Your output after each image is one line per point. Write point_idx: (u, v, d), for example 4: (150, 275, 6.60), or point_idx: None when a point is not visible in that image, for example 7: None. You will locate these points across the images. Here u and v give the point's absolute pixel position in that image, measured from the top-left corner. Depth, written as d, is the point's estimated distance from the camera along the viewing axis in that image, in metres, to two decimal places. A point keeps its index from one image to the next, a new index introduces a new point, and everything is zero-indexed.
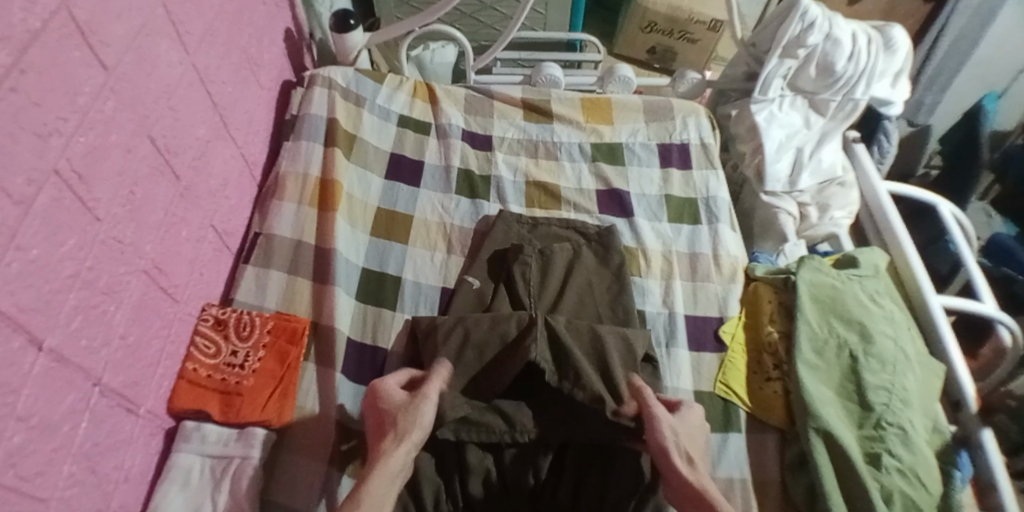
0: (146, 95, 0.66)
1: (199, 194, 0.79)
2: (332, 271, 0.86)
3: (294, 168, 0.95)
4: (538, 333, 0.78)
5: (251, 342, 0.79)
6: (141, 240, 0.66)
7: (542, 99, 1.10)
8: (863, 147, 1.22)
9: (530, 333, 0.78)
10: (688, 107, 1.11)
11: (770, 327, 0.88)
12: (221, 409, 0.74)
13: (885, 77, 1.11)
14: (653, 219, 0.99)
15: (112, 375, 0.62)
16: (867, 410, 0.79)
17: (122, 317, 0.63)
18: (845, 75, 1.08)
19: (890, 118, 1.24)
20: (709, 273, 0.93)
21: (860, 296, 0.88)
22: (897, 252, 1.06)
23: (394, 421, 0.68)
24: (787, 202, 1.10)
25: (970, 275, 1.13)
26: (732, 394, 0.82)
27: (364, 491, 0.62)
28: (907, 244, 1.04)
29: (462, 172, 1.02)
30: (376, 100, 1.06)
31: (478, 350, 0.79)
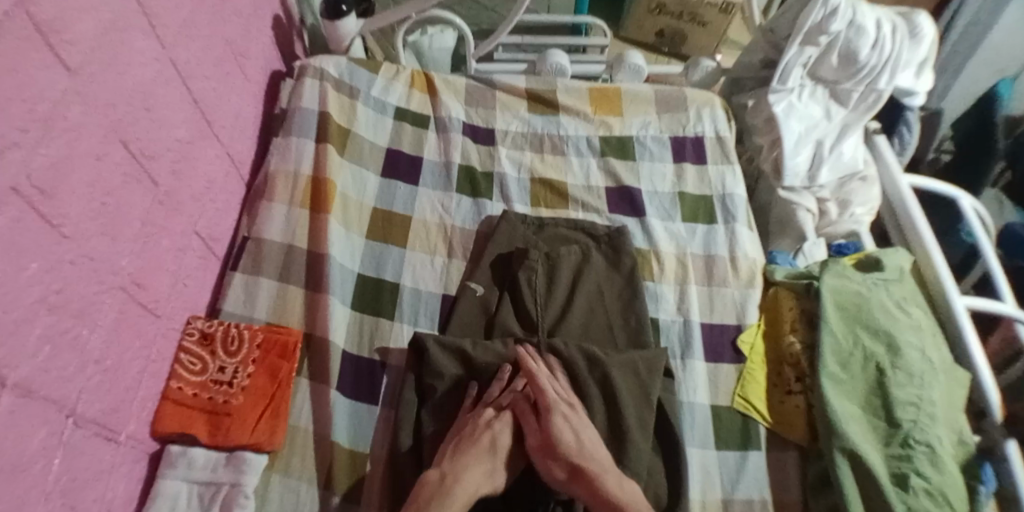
0: (117, 95, 0.60)
1: (182, 198, 0.73)
2: (326, 279, 0.81)
3: (284, 166, 0.89)
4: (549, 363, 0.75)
5: (239, 358, 0.74)
6: (116, 254, 0.61)
7: (547, 89, 1.04)
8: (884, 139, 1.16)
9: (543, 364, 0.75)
10: (702, 97, 1.05)
11: (792, 337, 0.82)
12: (209, 431, 0.69)
13: (909, 67, 1.05)
14: (665, 219, 0.94)
15: (88, 404, 0.57)
16: (893, 427, 0.74)
17: (97, 341, 0.58)
18: (868, 65, 1.01)
19: (912, 108, 1.18)
20: (726, 277, 0.88)
21: (886, 303, 0.83)
22: (921, 250, 1.00)
23: (483, 440, 0.68)
24: (806, 198, 1.04)
25: (989, 267, 1.08)
26: (751, 409, 0.77)
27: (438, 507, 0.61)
28: (931, 242, 0.99)
29: (463, 169, 0.96)
30: (371, 92, 1.00)
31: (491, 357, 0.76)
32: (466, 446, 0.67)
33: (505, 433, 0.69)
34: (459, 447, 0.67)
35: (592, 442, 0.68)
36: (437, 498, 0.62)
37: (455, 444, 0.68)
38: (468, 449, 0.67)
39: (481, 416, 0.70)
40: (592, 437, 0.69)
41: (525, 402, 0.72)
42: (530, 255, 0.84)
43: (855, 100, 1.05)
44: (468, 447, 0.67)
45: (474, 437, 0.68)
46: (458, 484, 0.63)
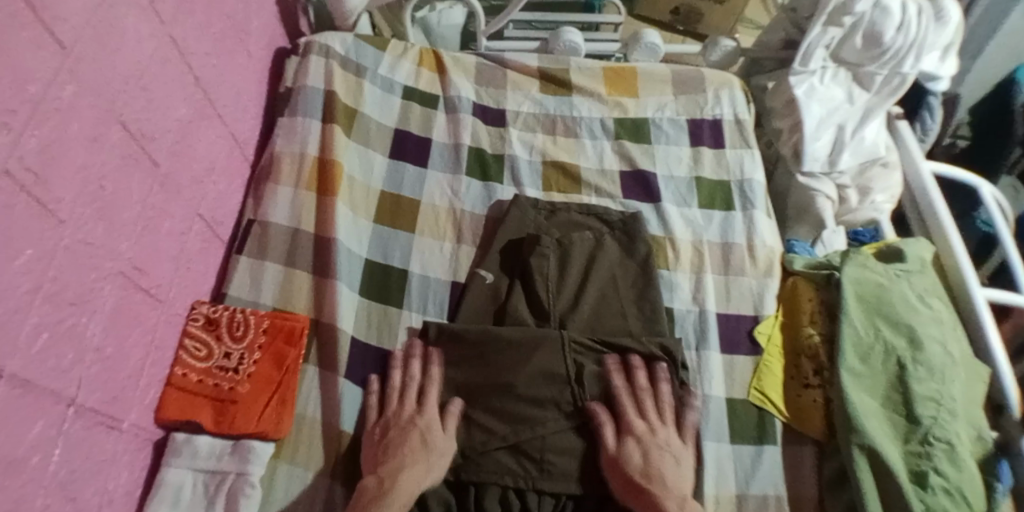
0: (113, 74, 0.58)
1: (183, 181, 0.71)
2: (332, 264, 0.79)
3: (289, 147, 0.87)
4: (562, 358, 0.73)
5: (245, 344, 0.72)
6: (114, 239, 0.59)
7: (560, 69, 1.01)
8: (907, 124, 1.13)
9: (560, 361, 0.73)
10: (721, 79, 1.01)
11: (811, 329, 0.80)
12: (214, 419, 0.68)
13: (933, 51, 1.00)
14: (681, 205, 0.91)
15: (87, 393, 0.56)
16: (913, 423, 0.72)
17: (96, 329, 0.57)
18: (892, 47, 0.96)
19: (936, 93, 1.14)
20: (743, 266, 0.85)
21: (909, 296, 0.80)
22: (941, 241, 0.97)
23: (408, 439, 0.67)
24: (826, 184, 1.01)
25: (1006, 255, 1.05)
26: (768, 403, 0.75)
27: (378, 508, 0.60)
28: (953, 233, 0.96)
29: (473, 151, 0.93)
30: (378, 70, 0.96)
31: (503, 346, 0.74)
32: (391, 449, 0.67)
33: (431, 430, 0.69)
34: (386, 452, 0.67)
35: (660, 463, 0.67)
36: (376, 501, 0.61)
37: (378, 449, 0.68)
38: (396, 453, 0.66)
39: (399, 417, 0.70)
40: (672, 466, 0.68)
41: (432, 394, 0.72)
42: (542, 243, 0.82)
43: (878, 84, 1.01)
44: (398, 446, 0.67)
45: (399, 439, 0.68)
46: (396, 481, 0.63)
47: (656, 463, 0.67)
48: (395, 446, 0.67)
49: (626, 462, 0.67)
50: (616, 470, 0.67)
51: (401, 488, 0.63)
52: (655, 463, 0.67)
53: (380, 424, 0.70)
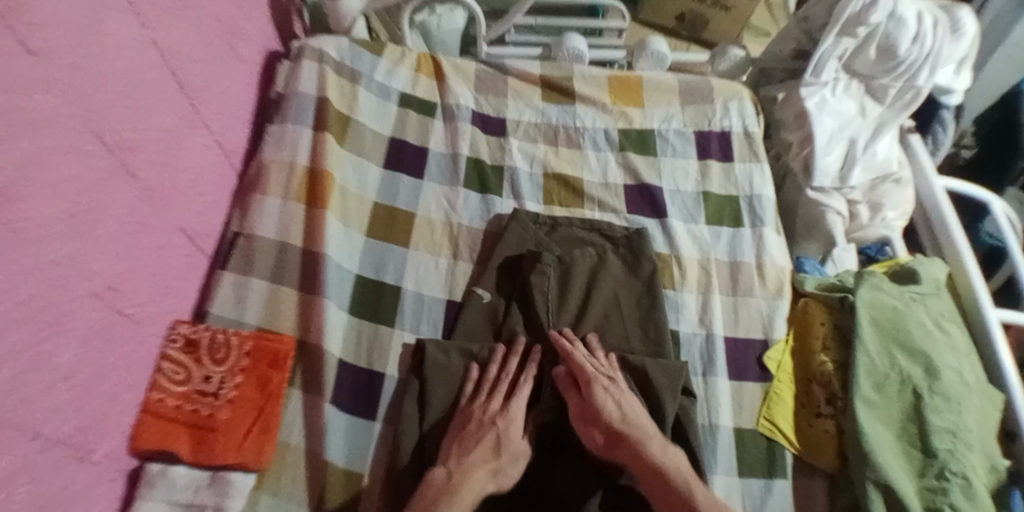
0: (89, 81, 0.54)
1: (166, 192, 0.67)
2: (321, 281, 0.75)
3: (278, 156, 0.82)
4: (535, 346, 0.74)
5: (227, 367, 0.69)
6: (89, 258, 0.55)
7: (563, 77, 0.97)
8: (918, 137, 1.10)
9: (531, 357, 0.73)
10: (730, 89, 0.97)
11: (823, 356, 0.76)
12: (191, 448, 0.64)
13: (948, 64, 0.97)
14: (688, 220, 0.87)
15: (56, 425, 0.52)
16: (928, 456, 0.69)
17: (67, 355, 0.53)
18: (907, 60, 0.94)
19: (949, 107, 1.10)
20: (753, 286, 0.81)
21: (924, 322, 0.77)
22: (954, 260, 0.93)
23: (481, 441, 0.65)
24: (836, 199, 0.97)
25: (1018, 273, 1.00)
26: (778, 433, 0.71)
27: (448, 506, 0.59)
28: (965, 252, 0.92)
29: (471, 161, 0.89)
30: (375, 76, 0.92)
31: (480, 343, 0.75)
32: (468, 442, 0.66)
33: (510, 430, 0.67)
34: (461, 446, 0.65)
35: (636, 415, 0.67)
36: (445, 497, 0.60)
37: (455, 441, 0.66)
38: (471, 451, 0.64)
39: (481, 412, 0.68)
40: (640, 411, 0.68)
41: (524, 391, 0.70)
42: (543, 259, 0.78)
43: (892, 97, 0.98)
44: (472, 445, 0.65)
45: (477, 436, 0.66)
46: (464, 483, 0.61)
47: (623, 403, 0.68)
48: (472, 445, 0.65)
49: (604, 415, 0.66)
50: (587, 417, 0.67)
51: (471, 487, 0.61)
52: (627, 419, 0.66)
53: (462, 420, 0.68)
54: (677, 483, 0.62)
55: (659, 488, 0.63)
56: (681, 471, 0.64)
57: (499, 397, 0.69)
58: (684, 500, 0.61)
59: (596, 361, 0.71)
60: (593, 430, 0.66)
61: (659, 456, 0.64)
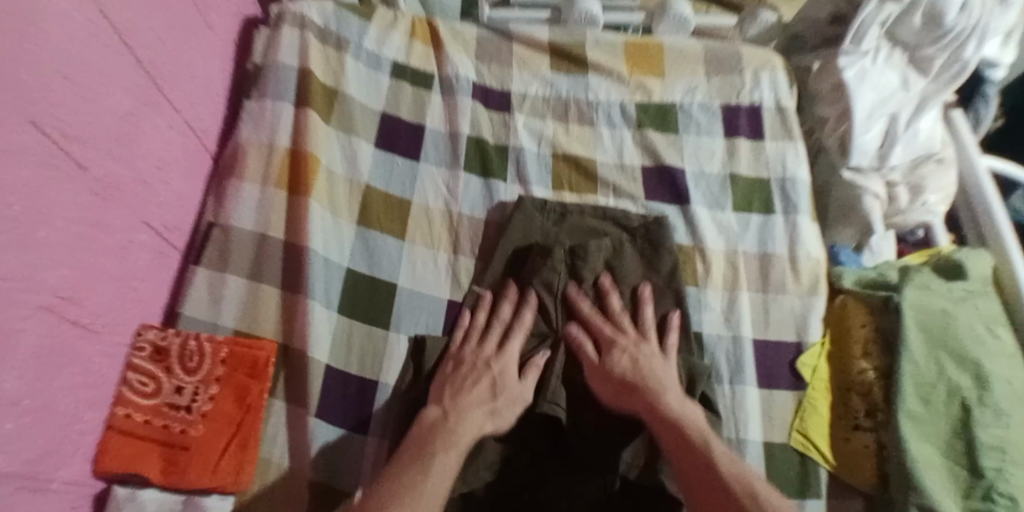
0: (28, 58, 0.44)
1: (125, 183, 0.58)
2: (304, 280, 0.67)
3: (257, 136, 0.74)
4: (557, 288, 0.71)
5: (200, 377, 0.61)
6: (39, 269, 0.47)
7: (574, 43, 0.87)
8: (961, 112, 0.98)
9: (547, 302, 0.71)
10: (760, 58, 0.87)
11: (863, 363, 0.69)
12: (163, 469, 0.58)
13: (993, 36, 0.88)
14: (713, 207, 0.79)
15: (16, 463, 0.44)
16: (974, 475, 0.62)
17: (22, 383, 0.45)
18: (953, 30, 0.83)
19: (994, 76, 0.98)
20: (784, 282, 0.74)
21: (975, 325, 0.69)
22: (998, 248, 0.84)
23: (473, 383, 0.64)
24: (874, 181, 0.88)
25: None
26: (812, 449, 0.66)
27: (443, 445, 0.57)
28: (1010, 240, 0.83)
29: (472, 141, 0.81)
30: (363, 43, 0.82)
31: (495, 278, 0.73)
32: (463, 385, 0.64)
33: (505, 376, 0.66)
34: (454, 385, 0.64)
35: (652, 368, 0.65)
36: (442, 435, 0.59)
37: (448, 382, 0.65)
38: (467, 391, 0.63)
39: (475, 356, 0.67)
40: (662, 364, 0.66)
41: (519, 335, 0.69)
42: (553, 255, 0.71)
43: (938, 68, 0.87)
44: (466, 385, 0.64)
45: (473, 377, 0.65)
46: (458, 423, 0.60)
47: (647, 358, 0.66)
48: (465, 389, 0.64)
49: (620, 368, 0.65)
50: (602, 370, 0.66)
51: (462, 426, 0.60)
52: (646, 375, 0.64)
53: (453, 363, 0.67)
54: (691, 431, 0.59)
55: (673, 438, 0.59)
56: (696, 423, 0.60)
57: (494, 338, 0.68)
58: (696, 448, 0.57)
59: (620, 310, 0.71)
60: (612, 380, 0.65)
61: (676, 408, 0.61)
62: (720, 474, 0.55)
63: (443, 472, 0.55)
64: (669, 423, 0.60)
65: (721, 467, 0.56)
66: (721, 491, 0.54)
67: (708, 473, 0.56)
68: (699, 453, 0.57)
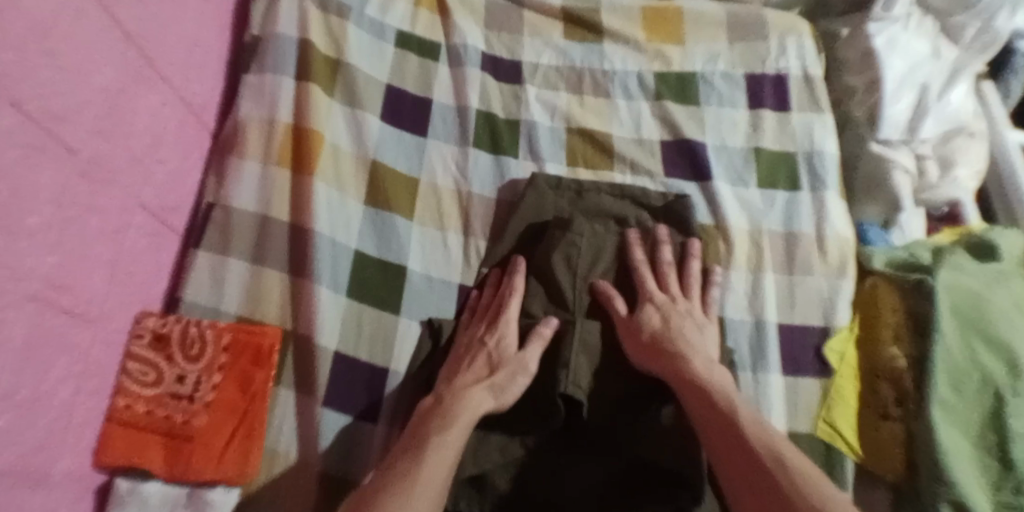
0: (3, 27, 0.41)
1: (115, 164, 0.55)
2: (311, 262, 0.64)
3: (257, 113, 0.70)
4: (575, 234, 0.67)
5: (202, 364, 0.59)
6: (25, 258, 0.44)
7: (588, 8, 0.82)
8: (991, 85, 0.93)
9: (573, 241, 0.67)
10: (787, 22, 0.82)
11: (893, 348, 0.66)
12: (166, 459, 0.56)
13: None
14: (736, 183, 0.75)
15: (6, 463, 0.42)
16: (1005, 467, 0.59)
17: (11, 379, 0.42)
18: None
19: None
20: (811, 262, 0.71)
21: (1008, 309, 0.66)
22: None
23: (468, 369, 0.59)
24: (903, 155, 0.81)
25: None
26: (839, 438, 0.63)
27: (444, 431, 0.51)
28: None
29: (482, 115, 0.76)
30: (365, 10, 0.78)
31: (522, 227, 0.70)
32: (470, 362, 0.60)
33: (502, 348, 0.60)
34: (451, 368, 0.61)
35: (683, 329, 0.60)
36: (443, 420, 0.53)
37: (453, 366, 0.61)
38: (463, 372, 0.59)
39: (474, 334, 0.63)
40: (696, 330, 0.61)
41: (514, 299, 0.64)
42: (572, 229, 0.67)
43: (970, 38, 0.84)
44: (462, 370, 0.60)
45: (467, 361, 0.60)
46: (460, 408, 0.54)
47: (675, 322, 0.61)
48: (459, 371, 0.60)
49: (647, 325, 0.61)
50: (630, 332, 0.61)
51: (473, 403, 0.54)
52: (673, 336, 0.59)
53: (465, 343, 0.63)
54: (716, 393, 0.53)
55: (698, 399, 0.53)
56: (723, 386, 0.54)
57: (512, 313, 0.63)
58: (719, 410, 0.51)
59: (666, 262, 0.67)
60: (636, 340, 0.60)
61: (702, 370, 0.55)
62: (739, 427, 0.49)
63: (456, 448, 0.50)
64: (691, 383, 0.54)
65: (744, 428, 0.49)
66: (744, 453, 0.48)
67: (731, 435, 0.49)
68: (725, 413, 0.51)
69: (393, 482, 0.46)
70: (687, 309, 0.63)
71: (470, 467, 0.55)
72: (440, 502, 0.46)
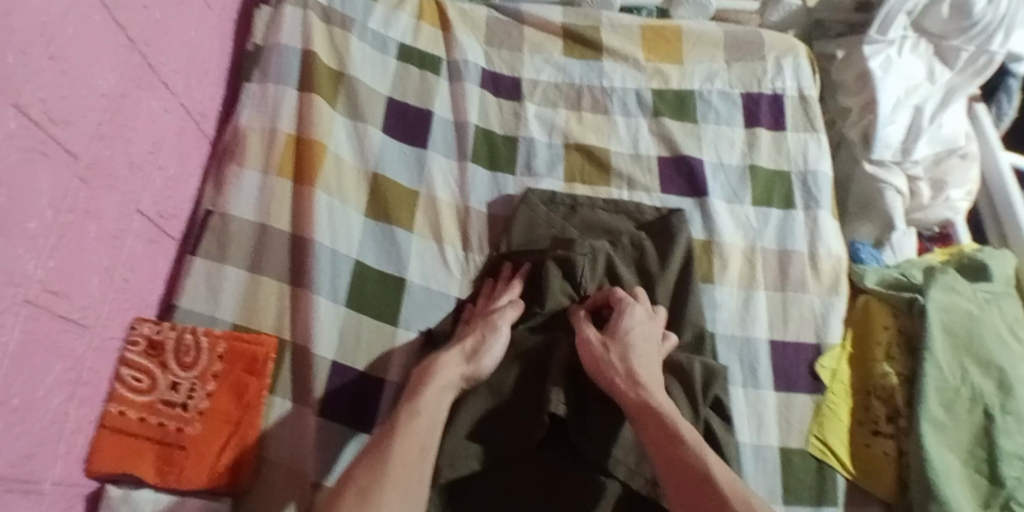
0: (11, 32, 0.41)
1: (116, 169, 0.55)
2: (309, 272, 0.64)
3: (258, 120, 0.70)
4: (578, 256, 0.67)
5: (197, 372, 0.59)
6: (21, 261, 0.43)
7: (589, 27, 0.83)
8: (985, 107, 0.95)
9: (577, 262, 0.66)
10: (783, 43, 0.84)
11: (886, 367, 0.67)
12: (159, 467, 0.56)
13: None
14: (732, 200, 0.76)
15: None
16: (994, 484, 0.60)
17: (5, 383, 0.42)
18: (984, 21, 0.82)
19: (1019, 73, 0.94)
20: (805, 281, 0.72)
21: (999, 329, 0.68)
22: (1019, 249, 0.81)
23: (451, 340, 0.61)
24: (896, 176, 0.84)
25: None
26: (830, 455, 0.64)
27: (414, 400, 0.52)
28: None
29: (480, 131, 0.77)
30: (369, 23, 0.79)
31: (520, 236, 0.71)
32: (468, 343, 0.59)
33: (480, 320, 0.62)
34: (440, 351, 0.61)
35: (646, 356, 0.58)
36: (419, 384, 0.54)
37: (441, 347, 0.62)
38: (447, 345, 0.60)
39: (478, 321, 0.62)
40: (655, 359, 0.59)
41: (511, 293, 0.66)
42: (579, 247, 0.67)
43: (964, 62, 0.85)
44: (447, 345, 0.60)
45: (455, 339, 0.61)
46: (433, 375, 0.55)
47: (642, 347, 0.59)
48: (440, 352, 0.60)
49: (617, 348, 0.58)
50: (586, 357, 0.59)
51: (445, 369, 0.56)
52: (637, 363, 0.57)
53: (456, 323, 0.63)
54: (681, 429, 0.50)
55: (655, 433, 0.51)
56: (684, 423, 0.51)
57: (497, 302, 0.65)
58: (675, 443, 0.49)
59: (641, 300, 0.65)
60: (604, 369, 0.57)
61: (662, 402, 0.53)
62: (709, 474, 0.46)
63: (427, 418, 0.51)
64: (651, 415, 0.52)
65: (711, 467, 0.47)
66: (711, 494, 0.45)
67: (695, 474, 0.47)
68: (680, 448, 0.49)
69: (366, 457, 0.47)
70: (653, 331, 0.61)
71: (449, 472, 0.56)
72: (409, 468, 0.46)
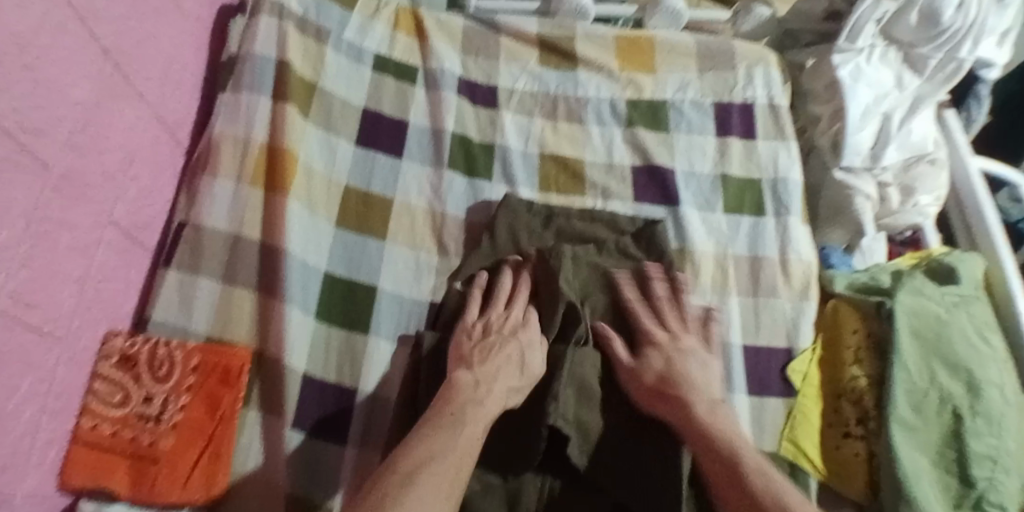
0: None
1: (89, 180, 0.55)
2: (281, 281, 0.64)
3: (232, 130, 0.70)
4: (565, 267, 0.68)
5: (170, 385, 0.59)
6: None
7: (564, 37, 0.84)
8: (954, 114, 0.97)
9: (562, 269, 0.67)
10: (755, 52, 0.85)
11: (855, 370, 0.69)
12: (132, 481, 0.56)
13: (993, 35, 0.88)
14: (704, 208, 0.77)
15: None
16: (964, 485, 0.61)
17: None
18: (951, 28, 0.83)
19: (986, 80, 0.97)
20: (776, 286, 0.73)
21: (968, 330, 0.69)
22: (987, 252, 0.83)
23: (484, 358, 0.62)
24: (866, 182, 0.85)
25: None
26: (803, 457, 0.65)
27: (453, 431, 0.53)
28: (999, 244, 0.82)
29: (457, 138, 0.78)
30: (344, 33, 0.79)
31: (504, 233, 0.72)
32: (491, 353, 0.62)
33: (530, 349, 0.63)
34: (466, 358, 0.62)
35: (687, 369, 0.62)
36: (472, 407, 0.57)
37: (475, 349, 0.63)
38: (491, 356, 0.62)
39: (498, 323, 0.65)
40: (698, 370, 0.63)
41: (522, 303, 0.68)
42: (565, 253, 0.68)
43: (932, 70, 0.86)
44: (490, 353, 0.62)
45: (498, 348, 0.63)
46: (476, 411, 0.56)
47: (689, 368, 0.63)
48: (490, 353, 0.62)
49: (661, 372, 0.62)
50: (637, 384, 0.62)
51: (483, 404, 0.57)
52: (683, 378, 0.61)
53: (479, 327, 0.65)
54: (742, 459, 0.54)
55: (712, 455, 0.55)
56: (746, 448, 0.56)
57: (503, 305, 0.68)
58: (737, 471, 0.54)
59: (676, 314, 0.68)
60: (649, 388, 0.61)
61: (709, 420, 0.58)
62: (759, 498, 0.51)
63: (456, 454, 0.52)
64: (711, 436, 0.56)
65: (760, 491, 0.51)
66: None
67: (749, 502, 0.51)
68: (748, 479, 0.53)
69: (392, 477, 0.48)
70: (692, 348, 0.65)
71: None
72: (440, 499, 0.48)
